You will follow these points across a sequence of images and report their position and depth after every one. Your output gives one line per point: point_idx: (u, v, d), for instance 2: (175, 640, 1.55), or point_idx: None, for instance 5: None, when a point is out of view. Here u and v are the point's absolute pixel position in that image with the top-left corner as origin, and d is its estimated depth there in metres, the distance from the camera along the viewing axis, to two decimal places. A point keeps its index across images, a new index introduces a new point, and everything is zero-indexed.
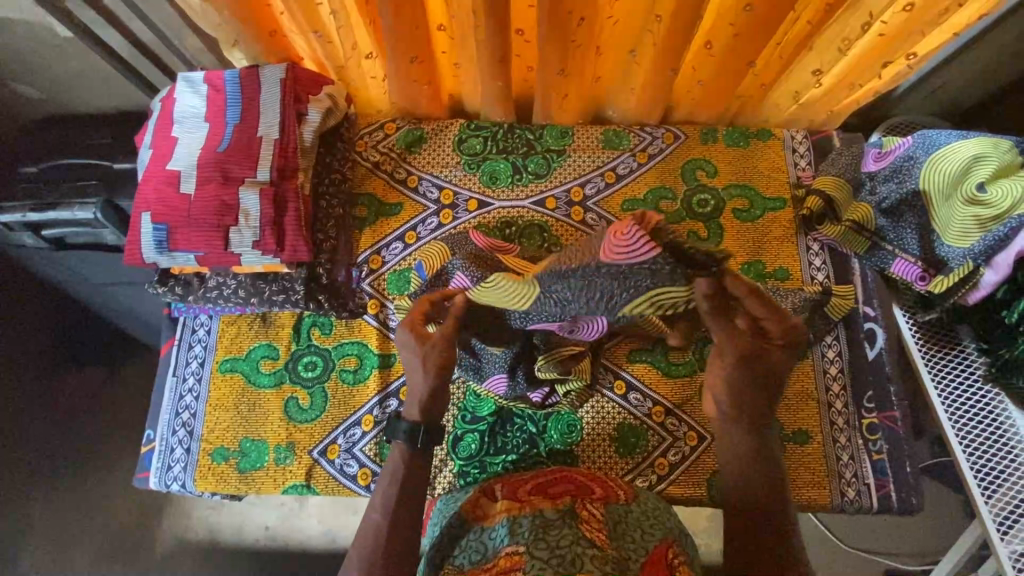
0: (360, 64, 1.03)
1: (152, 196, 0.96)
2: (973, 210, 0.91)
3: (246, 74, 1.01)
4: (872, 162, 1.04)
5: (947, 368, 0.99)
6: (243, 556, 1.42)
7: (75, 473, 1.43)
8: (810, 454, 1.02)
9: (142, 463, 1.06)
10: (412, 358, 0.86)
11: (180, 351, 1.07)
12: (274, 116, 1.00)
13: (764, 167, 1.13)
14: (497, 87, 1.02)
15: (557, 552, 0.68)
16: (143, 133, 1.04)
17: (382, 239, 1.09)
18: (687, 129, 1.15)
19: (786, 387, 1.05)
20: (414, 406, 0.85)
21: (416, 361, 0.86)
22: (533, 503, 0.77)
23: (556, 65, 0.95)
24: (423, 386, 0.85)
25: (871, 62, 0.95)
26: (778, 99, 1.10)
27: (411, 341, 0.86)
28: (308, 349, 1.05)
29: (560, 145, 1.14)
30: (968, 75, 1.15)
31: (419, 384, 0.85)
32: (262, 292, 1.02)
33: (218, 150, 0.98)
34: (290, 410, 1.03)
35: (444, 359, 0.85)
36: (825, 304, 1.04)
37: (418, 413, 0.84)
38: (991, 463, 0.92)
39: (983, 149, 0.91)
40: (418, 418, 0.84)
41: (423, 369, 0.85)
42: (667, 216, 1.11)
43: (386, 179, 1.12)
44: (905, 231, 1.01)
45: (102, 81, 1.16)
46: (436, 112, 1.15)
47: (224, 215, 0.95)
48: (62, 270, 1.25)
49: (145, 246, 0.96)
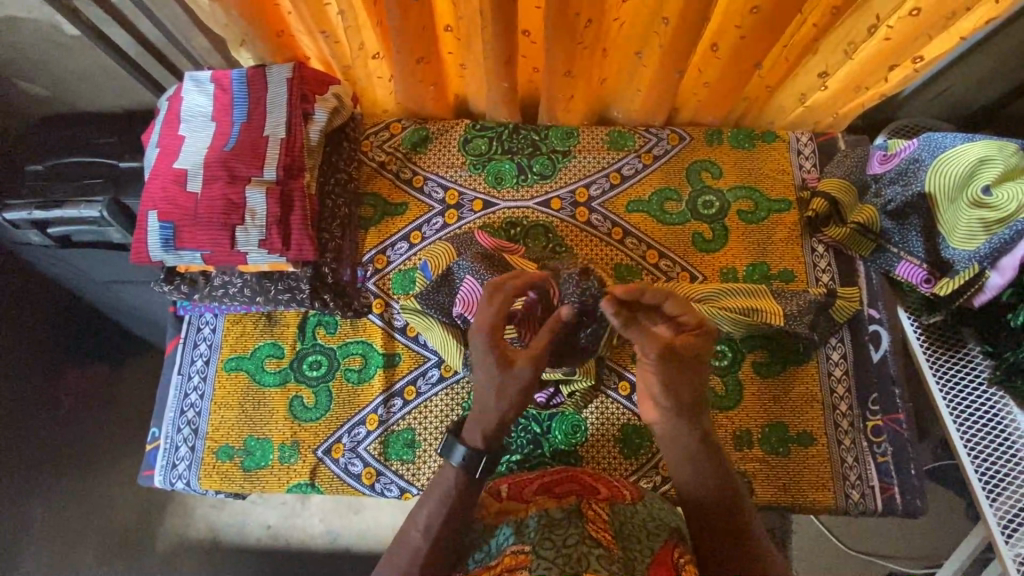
0: (366, 64, 1.03)
1: (159, 195, 0.96)
2: (978, 213, 0.91)
3: (253, 74, 1.01)
4: (877, 164, 1.04)
5: (951, 370, 0.99)
6: (245, 555, 1.42)
7: (78, 471, 1.44)
8: (814, 456, 1.02)
9: (146, 461, 1.06)
10: (491, 376, 0.77)
11: (185, 349, 1.08)
12: (280, 115, 1.00)
13: (769, 169, 1.13)
14: (503, 88, 1.02)
15: (563, 551, 0.68)
16: (150, 132, 1.04)
17: (387, 239, 1.09)
18: (691, 131, 1.16)
19: (790, 389, 1.05)
20: (477, 435, 0.79)
21: (502, 383, 0.76)
22: (539, 503, 0.78)
23: (562, 66, 0.95)
24: (495, 411, 0.78)
25: (877, 65, 0.95)
26: (784, 101, 1.10)
27: (496, 358, 0.76)
28: (313, 348, 1.06)
29: (565, 146, 1.14)
30: (974, 77, 1.14)
31: (497, 410, 0.78)
32: (267, 292, 1.02)
33: (225, 149, 0.98)
34: (295, 409, 1.03)
35: (529, 381, 0.78)
36: (830, 306, 1.04)
37: (488, 444, 0.78)
38: (995, 466, 0.92)
39: (990, 152, 0.90)
40: (483, 445, 0.78)
41: (504, 391, 0.77)
42: (672, 218, 1.11)
43: (391, 179, 1.12)
44: (909, 233, 1.02)
45: (108, 80, 1.17)
46: (441, 113, 1.15)
47: (230, 213, 0.96)
48: (67, 268, 1.25)
49: (152, 244, 0.96)
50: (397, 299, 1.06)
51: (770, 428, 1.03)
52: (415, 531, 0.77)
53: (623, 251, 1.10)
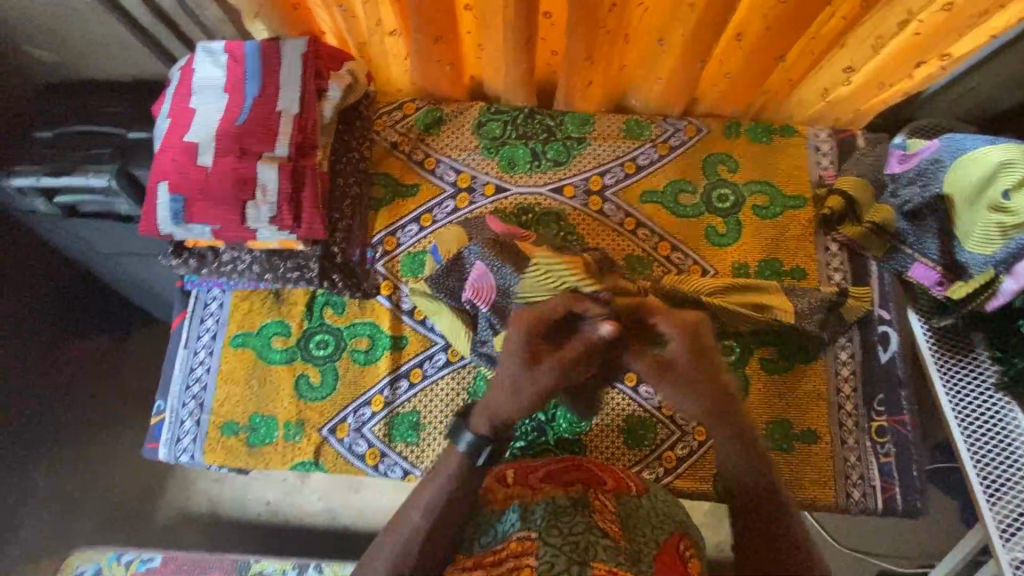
0: (383, 41, 1.01)
1: (169, 167, 0.95)
2: (996, 216, 0.90)
3: (267, 47, 0.99)
4: (895, 163, 1.04)
5: (960, 374, 0.99)
6: (244, 528, 1.43)
7: (81, 440, 1.45)
8: (816, 454, 1.02)
9: (151, 434, 1.05)
10: (511, 370, 0.79)
11: (192, 324, 1.07)
12: (294, 91, 0.99)
13: (785, 164, 1.12)
14: (520, 72, 1.01)
15: (570, 539, 0.68)
16: (160, 103, 1.02)
17: (397, 221, 1.08)
18: (709, 122, 1.14)
19: (797, 386, 1.04)
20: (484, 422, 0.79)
21: (518, 382, 0.78)
22: (544, 490, 0.77)
23: (582, 51, 0.94)
24: (506, 406, 0.79)
25: (904, 62, 0.93)
26: (805, 97, 1.09)
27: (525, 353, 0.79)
28: (320, 327, 1.05)
29: (581, 133, 1.12)
30: (1001, 78, 1.12)
31: (511, 408, 0.78)
32: (276, 269, 1.02)
33: (238, 122, 0.97)
34: (300, 388, 1.03)
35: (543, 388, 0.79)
36: (841, 305, 1.04)
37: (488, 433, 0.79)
38: (998, 469, 0.92)
39: (1012, 155, 0.87)
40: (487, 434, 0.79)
41: (520, 392, 0.78)
42: (685, 210, 1.10)
43: (404, 160, 1.11)
44: (925, 235, 1.01)
45: (119, 47, 1.14)
46: (456, 94, 1.13)
47: (241, 188, 0.95)
48: (75, 238, 1.25)
49: (161, 216, 0.95)
50: (405, 281, 1.06)
51: (774, 424, 1.03)
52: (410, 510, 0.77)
53: (635, 242, 1.09)
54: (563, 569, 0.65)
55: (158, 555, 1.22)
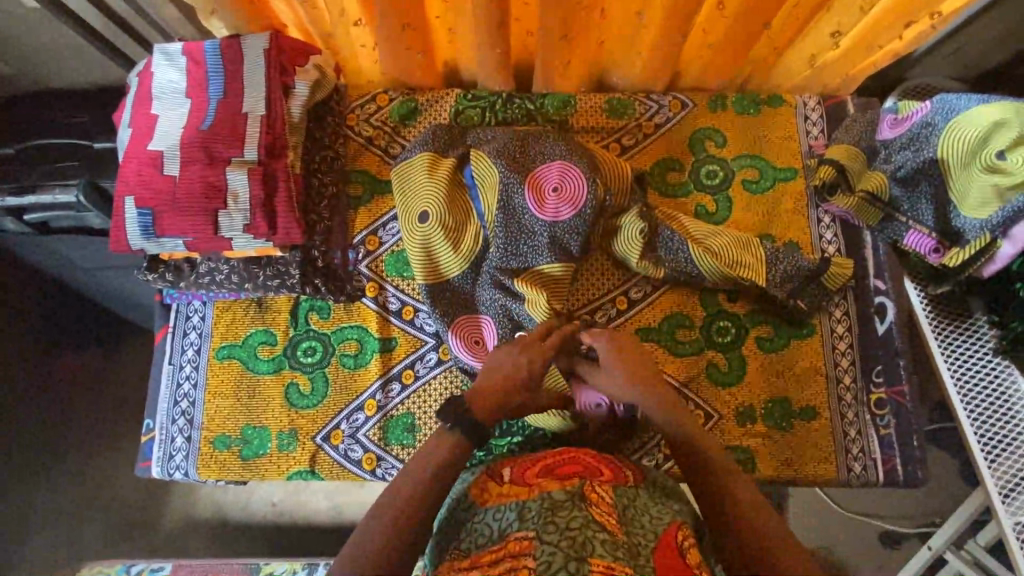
0: (347, 32, 0.95)
1: (134, 180, 0.91)
2: (991, 178, 0.88)
3: (227, 44, 0.94)
4: (887, 129, 1.00)
5: (958, 341, 0.97)
6: (254, 530, 1.42)
7: (79, 456, 1.43)
8: (816, 430, 1.01)
9: (142, 453, 1.04)
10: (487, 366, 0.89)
11: (175, 339, 1.04)
12: (259, 90, 0.94)
13: (774, 136, 1.09)
14: (495, 54, 0.96)
15: (567, 534, 0.66)
16: (121, 111, 0.98)
17: (378, 218, 1.05)
18: (693, 97, 1.11)
19: (794, 363, 1.03)
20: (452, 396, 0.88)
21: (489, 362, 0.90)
22: (541, 486, 0.75)
23: (557, 30, 0.89)
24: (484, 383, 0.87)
25: (894, 22, 0.89)
26: (791, 64, 1.05)
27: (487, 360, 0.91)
28: (306, 334, 1.03)
29: (562, 116, 1.09)
30: (994, 33, 1.09)
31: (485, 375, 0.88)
32: (255, 277, 0.99)
33: (202, 128, 0.93)
34: (290, 397, 1.01)
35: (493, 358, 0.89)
36: (822, 275, 1.02)
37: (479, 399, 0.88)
38: (998, 432, 0.92)
39: (1005, 115, 0.84)
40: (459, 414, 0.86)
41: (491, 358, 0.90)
42: (673, 189, 1.08)
43: (380, 154, 1.08)
44: (918, 201, 0.98)
45: (74, 54, 1.09)
46: (430, 82, 1.09)
47: (211, 197, 0.91)
48: (50, 254, 1.22)
49: (130, 231, 0.92)
50: (398, 206, 1.00)
51: (774, 403, 1.02)
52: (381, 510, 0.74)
53: None
54: (560, 566, 0.63)
55: (168, 564, 1.21)
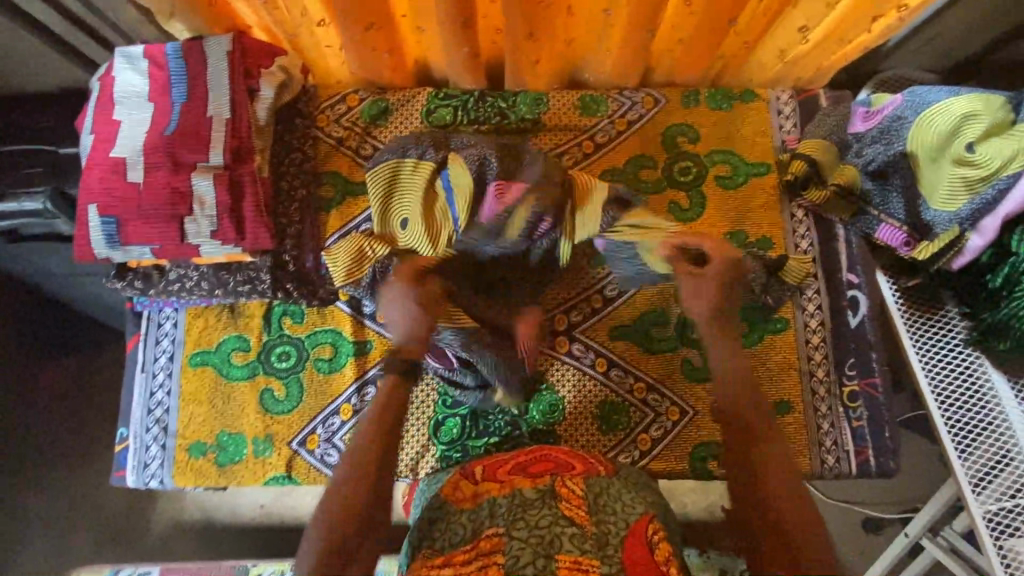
0: (312, 32, 0.94)
1: (97, 187, 0.90)
2: (960, 170, 0.88)
3: (189, 47, 0.93)
4: (860, 122, 0.99)
5: (929, 334, 0.97)
6: (240, 534, 1.42)
7: (61, 462, 1.41)
8: (790, 424, 1.02)
9: (117, 462, 1.03)
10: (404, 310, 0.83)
11: (147, 346, 1.03)
12: (223, 93, 0.93)
13: (747, 131, 1.09)
14: (463, 54, 0.95)
15: (536, 533, 0.68)
16: (82, 117, 0.96)
17: (350, 222, 1.04)
18: (666, 92, 1.10)
19: (768, 358, 1.04)
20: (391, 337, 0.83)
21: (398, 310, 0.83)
22: (512, 483, 0.76)
23: (524, 28, 0.88)
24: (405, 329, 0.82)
25: (860, 16, 0.89)
26: (763, 58, 1.05)
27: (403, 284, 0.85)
28: (280, 339, 1.02)
29: (534, 113, 1.08)
30: (965, 24, 1.09)
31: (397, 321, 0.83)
32: (225, 283, 0.98)
33: (166, 134, 0.91)
34: (265, 402, 1.01)
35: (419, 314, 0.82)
36: (778, 270, 1.03)
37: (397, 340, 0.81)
38: (966, 421, 0.93)
39: (975, 105, 0.85)
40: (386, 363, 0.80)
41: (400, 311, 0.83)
42: (647, 186, 1.07)
43: (351, 156, 1.07)
44: (890, 195, 0.99)
45: (35, 59, 1.06)
46: (400, 82, 1.08)
47: (177, 203, 0.90)
48: (22, 263, 1.20)
49: (95, 239, 0.90)
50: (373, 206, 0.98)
51: None
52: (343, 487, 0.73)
53: None
54: (527, 562, 0.66)
55: (154, 568, 1.21)
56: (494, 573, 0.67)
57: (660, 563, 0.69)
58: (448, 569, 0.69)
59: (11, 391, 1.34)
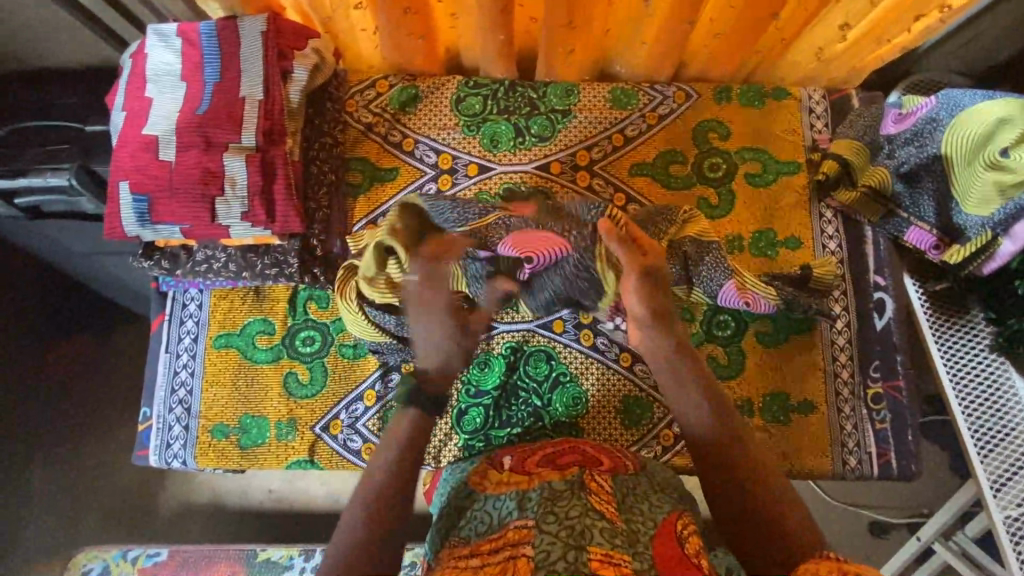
0: (347, 15, 0.93)
1: (129, 165, 0.89)
2: (994, 175, 0.86)
3: (223, 26, 0.92)
4: (891, 124, 0.98)
5: (956, 340, 0.96)
6: (250, 517, 1.42)
7: (73, 443, 1.41)
8: (812, 423, 1.02)
9: (138, 441, 1.03)
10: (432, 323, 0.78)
11: (171, 327, 1.03)
12: (257, 73, 0.92)
13: (777, 129, 1.09)
14: (498, 41, 0.94)
15: (566, 524, 0.65)
16: (113, 94, 0.95)
17: (377, 207, 1.04)
18: (698, 87, 1.09)
19: (793, 357, 1.04)
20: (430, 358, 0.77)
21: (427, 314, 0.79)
22: (541, 476, 0.75)
23: (563, 16, 0.87)
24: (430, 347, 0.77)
25: (902, 15, 0.88)
26: (797, 57, 1.04)
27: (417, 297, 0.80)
28: (305, 324, 1.02)
29: (565, 105, 1.08)
30: (999, 29, 1.08)
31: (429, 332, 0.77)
32: (253, 266, 0.98)
33: (199, 114, 0.91)
34: (289, 385, 1.00)
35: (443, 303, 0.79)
36: (808, 280, 1.02)
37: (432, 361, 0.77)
38: (991, 427, 0.92)
39: (1010, 111, 0.82)
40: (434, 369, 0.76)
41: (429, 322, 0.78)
42: (676, 181, 1.07)
43: (380, 142, 1.06)
44: (921, 197, 0.98)
45: (64, 35, 1.05)
46: (431, 69, 1.07)
47: (208, 183, 0.89)
48: (43, 239, 1.20)
49: (125, 218, 0.90)
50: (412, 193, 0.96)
51: (770, 396, 1.02)
52: (365, 497, 0.68)
53: None
54: (558, 558, 0.61)
55: (165, 549, 1.21)
56: (520, 564, 0.63)
57: (689, 557, 0.67)
58: (475, 559, 0.67)
59: (11, 391, 1.29)
